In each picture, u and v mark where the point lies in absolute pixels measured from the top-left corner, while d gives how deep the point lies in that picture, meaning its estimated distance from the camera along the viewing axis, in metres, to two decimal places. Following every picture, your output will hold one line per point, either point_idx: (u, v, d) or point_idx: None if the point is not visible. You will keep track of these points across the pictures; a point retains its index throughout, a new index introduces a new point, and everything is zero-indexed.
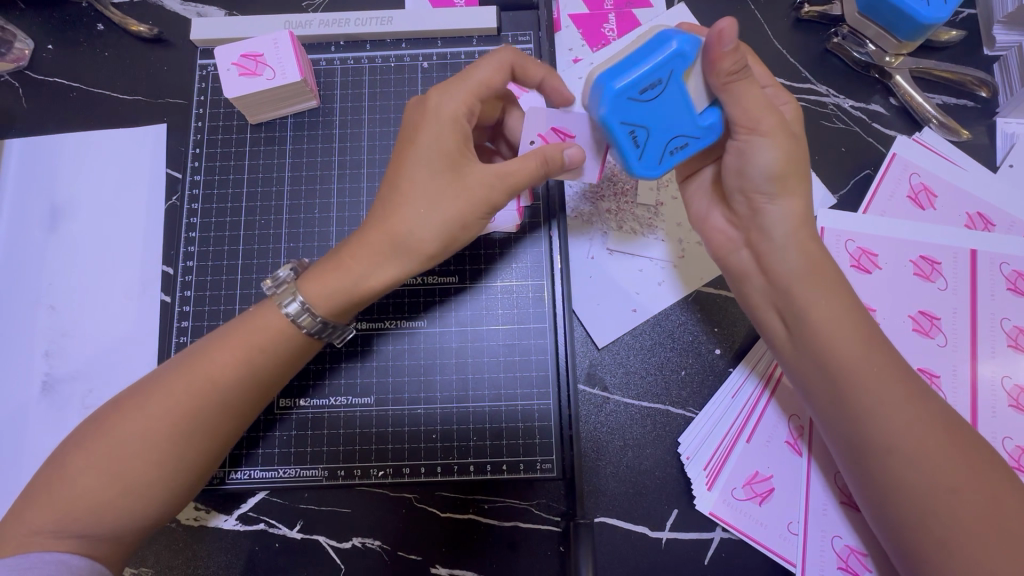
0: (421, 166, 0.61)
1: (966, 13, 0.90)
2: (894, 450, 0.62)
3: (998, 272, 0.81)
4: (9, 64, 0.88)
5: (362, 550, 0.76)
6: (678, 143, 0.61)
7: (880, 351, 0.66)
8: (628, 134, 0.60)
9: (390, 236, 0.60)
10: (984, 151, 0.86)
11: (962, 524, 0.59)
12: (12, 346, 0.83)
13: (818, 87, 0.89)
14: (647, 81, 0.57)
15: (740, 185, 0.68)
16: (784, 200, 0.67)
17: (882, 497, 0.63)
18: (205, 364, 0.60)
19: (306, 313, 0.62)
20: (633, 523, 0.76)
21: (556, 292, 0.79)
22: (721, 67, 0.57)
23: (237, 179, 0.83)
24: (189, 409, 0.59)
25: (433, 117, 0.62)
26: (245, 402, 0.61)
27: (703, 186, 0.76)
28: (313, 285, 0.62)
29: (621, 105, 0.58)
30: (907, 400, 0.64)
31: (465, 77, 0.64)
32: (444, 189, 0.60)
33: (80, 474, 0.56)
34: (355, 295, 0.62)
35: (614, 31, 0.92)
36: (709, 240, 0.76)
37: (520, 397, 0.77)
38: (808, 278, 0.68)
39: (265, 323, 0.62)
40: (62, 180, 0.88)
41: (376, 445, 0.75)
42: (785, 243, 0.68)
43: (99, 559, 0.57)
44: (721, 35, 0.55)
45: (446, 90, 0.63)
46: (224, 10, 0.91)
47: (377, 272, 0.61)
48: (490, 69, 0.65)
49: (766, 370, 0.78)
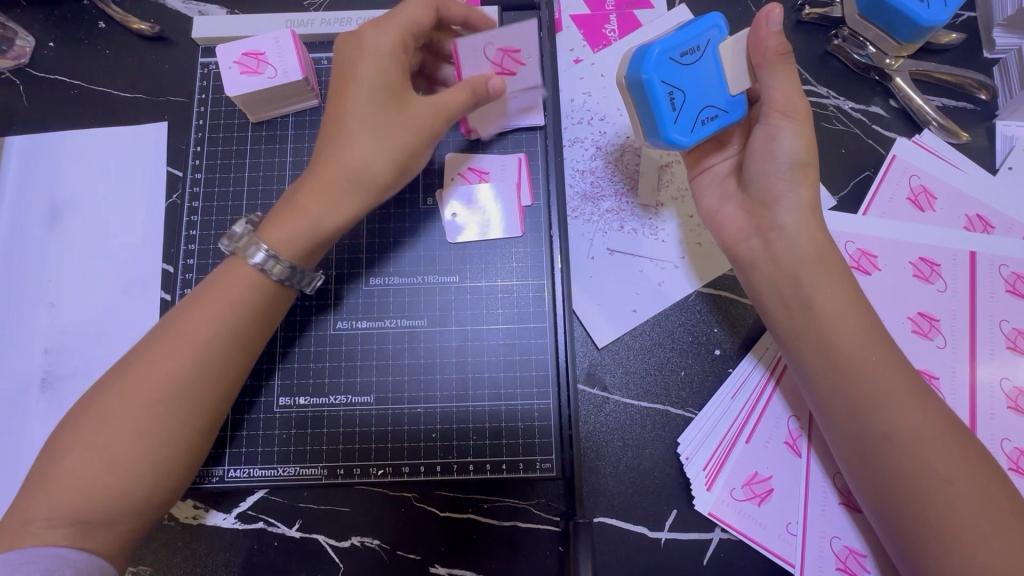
0: (366, 98, 0.66)
1: (967, 16, 0.90)
2: (891, 438, 0.63)
3: (998, 273, 0.81)
4: (10, 61, 0.88)
5: (361, 549, 0.76)
6: (708, 113, 0.66)
7: (879, 341, 0.66)
8: (666, 95, 0.64)
9: (343, 171, 0.65)
10: (984, 153, 0.87)
11: (958, 515, 0.59)
12: (10, 342, 0.83)
13: (819, 88, 0.89)
14: (688, 47, 0.64)
15: (761, 172, 0.71)
16: (799, 189, 0.70)
17: (881, 492, 0.63)
18: (181, 326, 0.62)
19: (273, 262, 0.64)
20: (632, 523, 0.76)
21: (556, 291, 0.79)
22: (767, 47, 0.64)
23: (239, 177, 0.83)
24: (167, 373, 0.60)
25: (370, 50, 0.67)
26: (225, 363, 0.63)
27: (715, 179, 0.77)
28: (274, 230, 0.65)
29: (665, 63, 0.63)
30: (905, 390, 0.64)
31: (393, 16, 0.69)
32: (390, 120, 0.66)
33: (82, 455, 0.58)
34: (314, 233, 0.65)
35: (615, 32, 0.92)
36: (720, 231, 0.76)
37: (519, 396, 0.77)
38: (816, 264, 0.69)
39: (236, 277, 0.65)
40: (62, 176, 0.88)
41: (375, 444, 0.75)
42: (798, 229, 0.70)
43: (96, 552, 0.57)
44: (768, 15, 0.63)
45: (378, 26, 0.68)
46: (226, 9, 0.91)
47: (334, 208, 0.65)
48: (425, 13, 0.70)
49: (771, 364, 0.79)
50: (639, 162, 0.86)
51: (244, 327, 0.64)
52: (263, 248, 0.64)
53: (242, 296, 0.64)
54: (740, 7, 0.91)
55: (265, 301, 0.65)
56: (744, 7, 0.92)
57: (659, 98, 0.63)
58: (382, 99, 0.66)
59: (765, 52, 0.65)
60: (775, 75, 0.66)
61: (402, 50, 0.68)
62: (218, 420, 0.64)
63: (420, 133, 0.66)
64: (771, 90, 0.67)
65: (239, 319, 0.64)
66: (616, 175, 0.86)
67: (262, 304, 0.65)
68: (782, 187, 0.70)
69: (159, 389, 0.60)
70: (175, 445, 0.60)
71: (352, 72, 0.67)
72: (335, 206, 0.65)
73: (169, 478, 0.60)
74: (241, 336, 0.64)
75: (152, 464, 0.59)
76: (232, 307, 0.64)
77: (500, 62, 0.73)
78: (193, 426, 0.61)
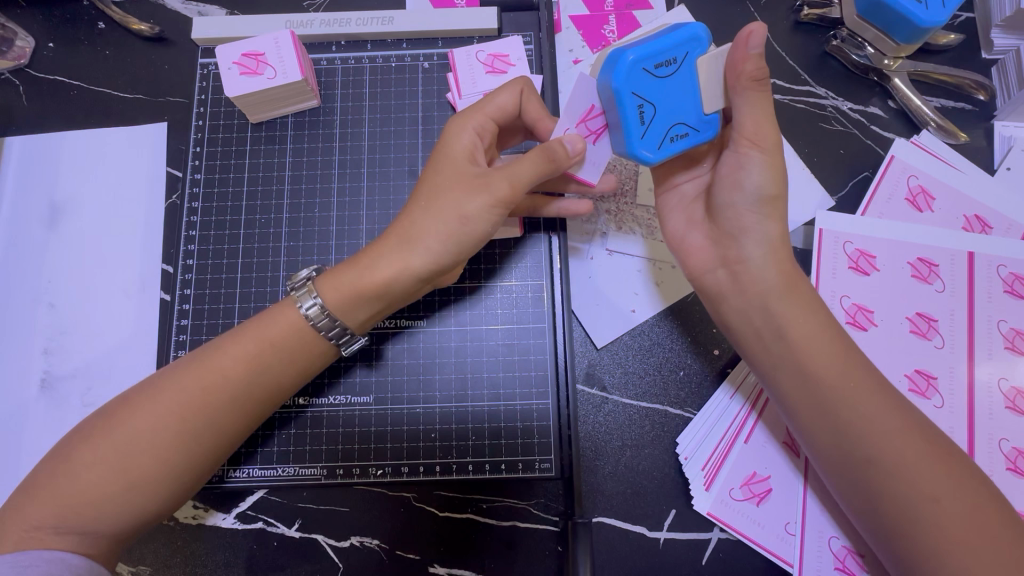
0: (437, 170, 0.66)
1: (966, 16, 0.90)
2: (875, 461, 0.63)
3: (996, 274, 0.81)
4: (10, 62, 0.88)
5: (361, 549, 0.76)
6: (678, 131, 0.62)
7: (855, 362, 0.66)
8: (637, 107, 0.60)
9: (400, 233, 0.64)
10: (982, 154, 0.87)
11: (948, 531, 0.59)
12: (10, 342, 0.83)
13: (817, 89, 0.89)
14: (663, 58, 0.59)
15: (730, 201, 0.68)
16: (769, 223, 0.68)
17: (869, 507, 0.64)
18: (217, 358, 0.62)
19: (321, 313, 0.64)
20: (631, 523, 0.76)
21: (555, 292, 0.79)
22: (743, 70, 0.59)
23: (238, 179, 0.83)
24: (198, 404, 0.60)
25: (447, 134, 0.68)
26: (253, 395, 0.63)
27: (682, 201, 0.76)
28: (328, 284, 0.65)
29: (637, 75, 0.59)
30: (884, 411, 0.64)
31: (482, 99, 0.70)
32: (453, 186, 0.64)
33: (92, 464, 0.58)
34: (358, 287, 0.64)
35: (614, 32, 0.92)
36: (686, 259, 0.75)
37: (518, 397, 0.77)
38: (785, 294, 0.68)
39: (282, 318, 0.65)
40: (62, 177, 0.88)
41: (375, 444, 0.75)
42: (765, 262, 0.68)
43: (97, 556, 0.58)
44: (748, 37, 0.58)
45: (460, 109, 0.70)
46: (225, 9, 0.91)
47: (383, 264, 0.63)
48: (503, 95, 0.69)
49: (751, 392, 0.78)
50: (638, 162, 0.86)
51: (284, 365, 0.64)
52: (315, 295, 0.64)
53: (283, 340, 0.64)
54: (738, 9, 0.92)
55: (304, 348, 0.65)
56: (742, 9, 0.92)
57: (628, 110, 0.60)
58: (448, 169, 0.66)
59: (739, 76, 0.59)
60: (746, 103, 0.61)
61: (476, 127, 0.68)
62: (231, 442, 0.63)
63: (487, 197, 0.63)
64: (742, 115, 0.62)
65: (277, 362, 0.63)
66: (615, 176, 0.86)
67: (304, 355, 0.65)
68: (750, 220, 0.68)
69: (187, 414, 0.60)
70: (185, 465, 0.60)
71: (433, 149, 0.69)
72: (386, 260, 0.63)
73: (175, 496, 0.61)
74: (271, 378, 0.63)
75: (162, 485, 0.59)
76: (272, 349, 0.63)
77: (586, 128, 0.66)
78: (202, 445, 0.61)
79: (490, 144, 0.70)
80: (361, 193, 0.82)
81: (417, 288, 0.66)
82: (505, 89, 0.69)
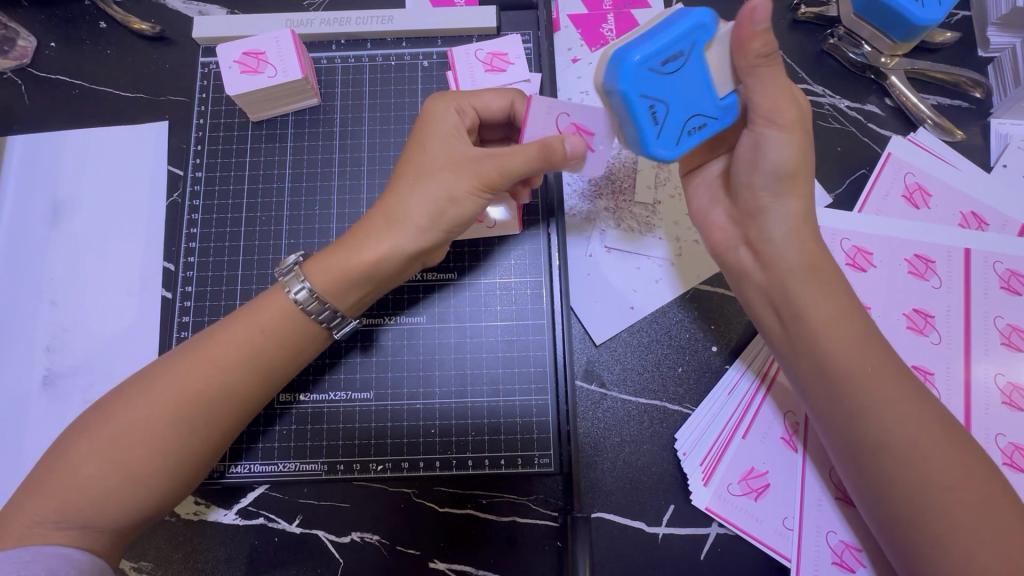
0: (420, 151, 0.66)
1: (961, 15, 0.91)
2: (888, 448, 0.63)
3: (992, 270, 0.82)
4: (12, 61, 0.89)
5: (361, 545, 0.76)
6: (696, 123, 0.61)
7: (875, 348, 0.66)
8: (648, 108, 0.58)
9: (384, 213, 0.64)
10: (979, 151, 0.87)
11: (956, 520, 0.60)
12: (12, 340, 0.84)
13: (814, 87, 0.90)
14: (672, 52, 0.56)
15: (749, 181, 0.68)
16: (787, 200, 0.67)
17: (876, 495, 0.64)
18: (212, 347, 0.63)
19: (311, 297, 0.64)
20: (630, 519, 0.76)
21: (553, 288, 0.80)
22: (750, 48, 0.58)
23: (239, 176, 0.83)
24: (193, 393, 0.61)
25: (432, 118, 0.68)
26: (249, 388, 0.63)
27: (707, 179, 0.76)
28: (317, 267, 0.65)
29: (644, 76, 0.56)
30: (902, 399, 0.64)
31: (470, 93, 0.71)
32: (439, 167, 0.64)
33: (91, 459, 0.58)
34: (348, 269, 0.64)
35: (613, 30, 0.92)
36: (708, 236, 0.76)
37: (518, 392, 0.77)
38: (805, 276, 0.68)
39: (273, 303, 0.65)
40: (64, 175, 0.88)
41: (375, 440, 0.76)
42: (785, 240, 0.68)
43: (98, 551, 0.58)
44: (752, 13, 0.56)
45: (443, 96, 0.70)
46: (226, 9, 0.92)
47: (371, 246, 0.64)
48: (494, 96, 0.70)
49: (762, 367, 0.79)
50: (637, 161, 0.87)
51: (277, 354, 0.64)
52: (303, 279, 0.65)
53: (276, 326, 0.64)
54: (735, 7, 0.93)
55: (297, 336, 0.65)
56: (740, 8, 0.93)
57: (639, 113, 0.58)
58: (437, 148, 0.66)
59: (747, 54, 0.58)
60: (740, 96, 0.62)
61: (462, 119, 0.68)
62: (230, 436, 0.64)
63: (476, 181, 0.63)
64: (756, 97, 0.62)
65: (272, 349, 0.64)
66: (614, 174, 0.87)
67: (295, 339, 0.65)
68: (768, 198, 0.68)
69: (181, 406, 0.60)
70: (184, 461, 0.61)
71: (416, 130, 0.69)
72: (374, 241, 0.64)
73: (174, 490, 0.61)
74: (267, 368, 0.64)
75: (164, 480, 0.60)
76: (263, 335, 0.64)
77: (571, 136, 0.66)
78: (202, 439, 0.61)
79: (471, 131, 0.71)
80: (362, 192, 0.83)
81: (408, 267, 0.67)
82: (499, 93, 0.71)
